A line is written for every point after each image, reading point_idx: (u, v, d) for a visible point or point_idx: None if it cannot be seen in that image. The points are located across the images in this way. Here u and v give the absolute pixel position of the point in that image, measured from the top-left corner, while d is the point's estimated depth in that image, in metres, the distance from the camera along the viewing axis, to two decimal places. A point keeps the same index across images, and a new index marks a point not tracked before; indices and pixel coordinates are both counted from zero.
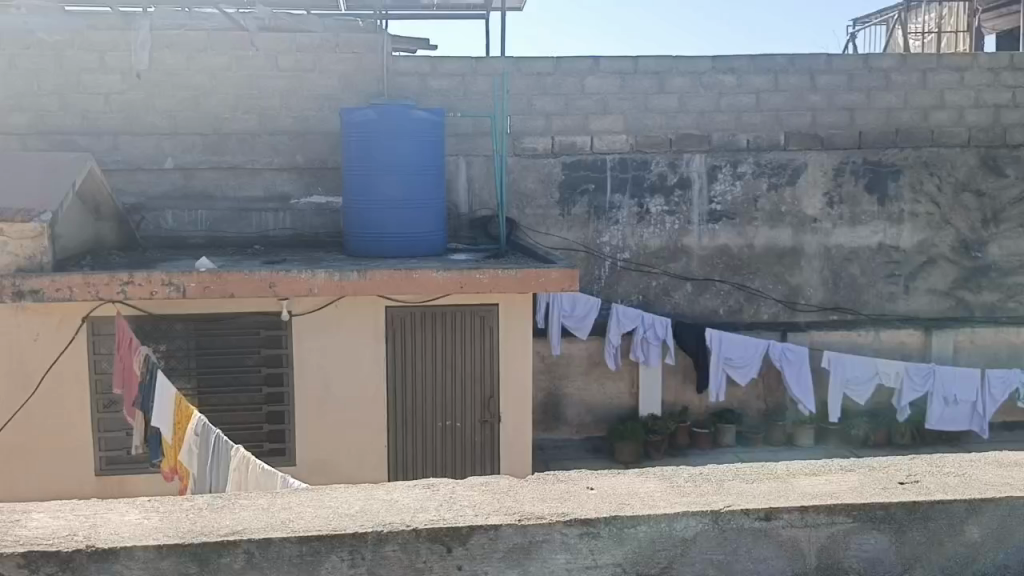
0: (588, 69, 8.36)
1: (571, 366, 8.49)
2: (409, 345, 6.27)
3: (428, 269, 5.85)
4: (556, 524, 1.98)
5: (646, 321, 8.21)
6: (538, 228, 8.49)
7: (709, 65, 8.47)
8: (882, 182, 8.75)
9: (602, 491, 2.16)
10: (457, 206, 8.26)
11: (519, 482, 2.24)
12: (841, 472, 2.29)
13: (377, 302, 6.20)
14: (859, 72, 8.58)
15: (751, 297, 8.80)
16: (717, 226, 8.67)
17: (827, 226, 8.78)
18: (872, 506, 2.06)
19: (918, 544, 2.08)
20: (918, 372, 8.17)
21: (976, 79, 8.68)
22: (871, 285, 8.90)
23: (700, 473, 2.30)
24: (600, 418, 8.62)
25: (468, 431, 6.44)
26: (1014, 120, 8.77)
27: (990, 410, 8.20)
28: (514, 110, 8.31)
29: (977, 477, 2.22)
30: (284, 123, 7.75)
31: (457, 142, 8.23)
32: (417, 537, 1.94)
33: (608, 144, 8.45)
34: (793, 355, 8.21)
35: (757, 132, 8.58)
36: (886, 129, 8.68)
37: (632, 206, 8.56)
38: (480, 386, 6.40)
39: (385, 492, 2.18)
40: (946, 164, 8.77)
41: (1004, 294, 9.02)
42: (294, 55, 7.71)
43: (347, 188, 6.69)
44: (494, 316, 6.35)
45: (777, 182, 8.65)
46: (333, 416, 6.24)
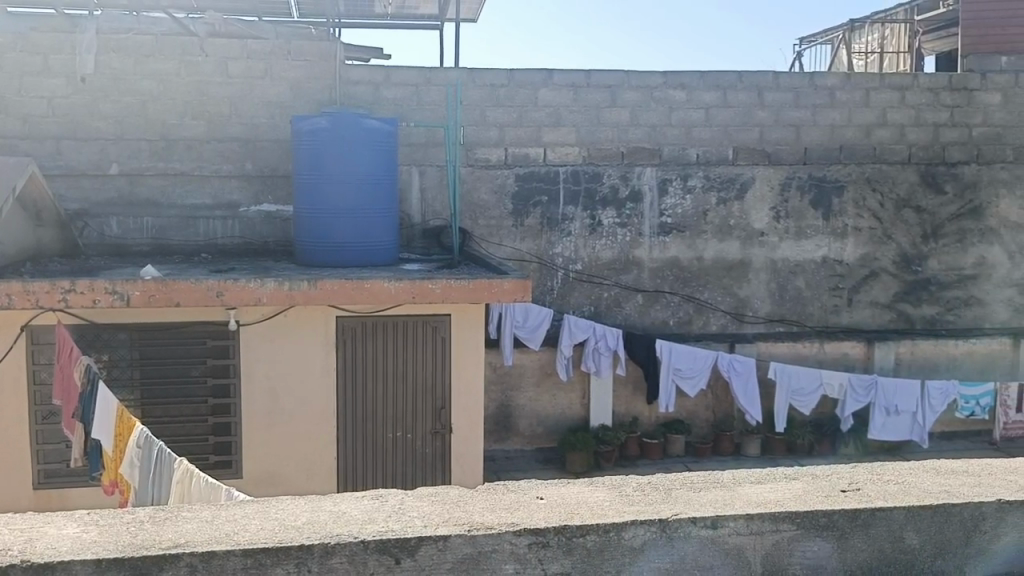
0: (541, 82, 8.42)
1: (523, 376, 8.49)
2: (360, 355, 6.22)
3: (380, 279, 5.81)
4: (506, 534, 1.98)
5: (597, 332, 8.27)
6: (491, 238, 8.50)
7: (661, 80, 8.59)
8: (826, 197, 8.96)
9: (551, 500, 2.17)
10: (409, 216, 8.23)
11: (469, 492, 2.23)
12: (785, 480, 2.33)
13: (327, 311, 6.14)
14: (805, 90, 8.79)
15: (700, 309, 8.93)
16: (667, 239, 8.78)
17: (773, 240, 8.95)
18: (816, 512, 2.10)
19: (859, 550, 2.12)
20: (861, 383, 8.36)
21: (917, 98, 8.95)
22: (816, 298, 9.10)
23: (649, 482, 2.32)
24: (551, 428, 8.64)
25: (418, 442, 6.41)
26: (952, 139, 9.06)
27: (929, 420, 8.42)
28: (467, 120, 8.32)
29: (916, 485, 2.28)
30: (234, 129, 7.65)
31: (410, 152, 8.21)
32: (365, 549, 1.92)
33: (561, 156, 8.52)
34: (740, 366, 8.35)
35: (706, 146, 8.73)
36: (831, 146, 8.90)
37: (584, 218, 8.64)
38: (432, 397, 6.36)
39: (332, 503, 2.15)
40: (888, 181, 9.02)
41: (943, 307, 9.29)
42: (245, 62, 7.62)
43: (298, 196, 6.61)
44: (446, 326, 6.32)
45: (725, 196, 8.80)
46: (281, 427, 6.15)
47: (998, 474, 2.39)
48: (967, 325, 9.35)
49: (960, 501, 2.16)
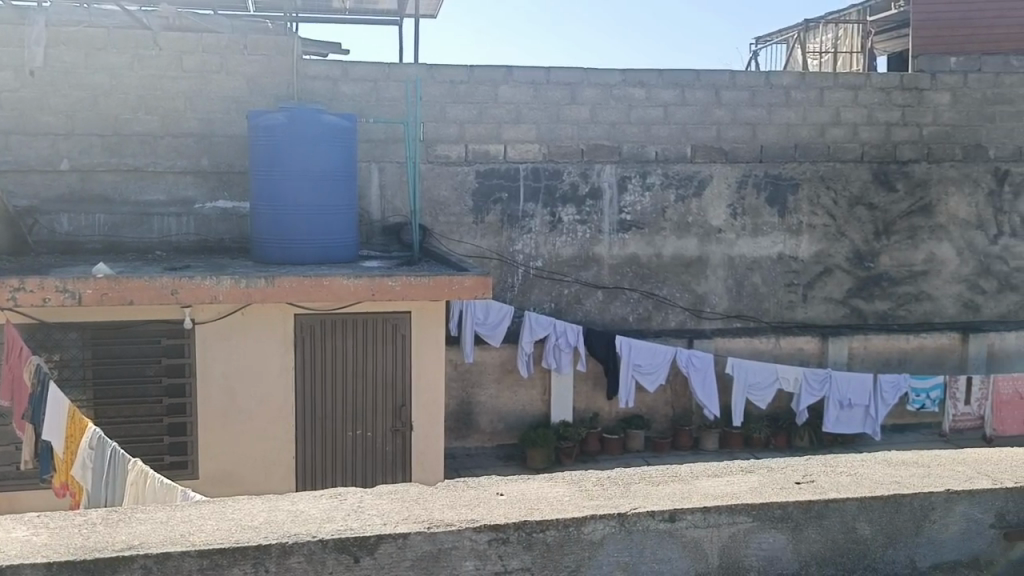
0: (501, 79, 8.42)
1: (483, 373, 8.49)
2: (319, 353, 6.16)
3: (339, 276, 5.76)
4: (466, 531, 1.98)
5: (558, 329, 8.30)
6: (451, 235, 8.48)
7: (620, 77, 8.64)
8: (781, 195, 9.10)
9: (511, 496, 2.17)
10: (368, 213, 8.17)
11: (429, 489, 2.23)
12: (741, 473, 2.36)
13: (285, 309, 6.07)
14: (761, 89, 8.91)
15: (658, 305, 9.01)
16: (627, 236, 8.85)
17: (730, 237, 9.06)
18: (771, 505, 2.14)
19: (813, 541, 2.16)
20: (815, 377, 8.51)
21: (869, 97, 9.13)
22: (772, 294, 9.24)
23: (608, 477, 2.34)
24: (512, 425, 8.65)
25: (379, 441, 6.38)
26: (903, 138, 9.26)
27: (882, 413, 8.61)
28: (426, 117, 8.28)
29: (868, 476, 2.33)
30: (189, 125, 7.52)
31: (369, 148, 8.15)
32: (323, 548, 1.91)
33: (521, 153, 8.53)
34: (698, 362, 8.44)
35: (665, 144, 8.80)
36: (786, 144, 9.04)
37: (544, 215, 8.66)
38: (392, 394, 6.33)
39: (290, 502, 2.13)
40: (842, 179, 9.20)
41: (894, 303, 9.49)
42: (200, 56, 7.49)
43: (256, 193, 6.53)
44: (406, 324, 6.29)
45: (683, 194, 8.89)
46: (239, 427, 6.07)
47: (946, 464, 2.45)
48: (917, 320, 9.57)
49: (910, 491, 2.22)
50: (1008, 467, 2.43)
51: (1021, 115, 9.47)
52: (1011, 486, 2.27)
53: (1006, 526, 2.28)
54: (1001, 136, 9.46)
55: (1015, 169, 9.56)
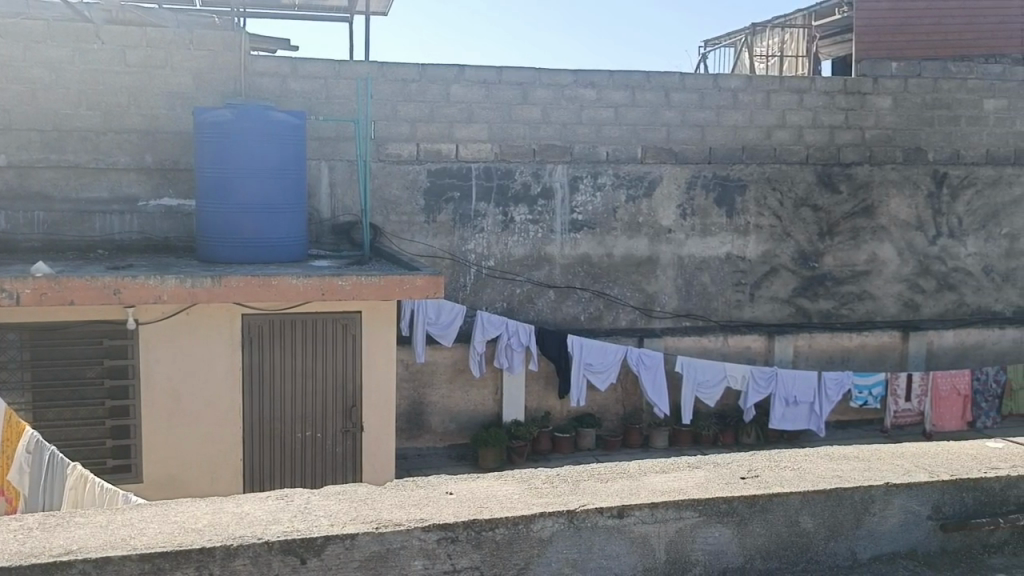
0: (453, 78, 8.39)
1: (435, 373, 8.45)
2: (267, 354, 6.07)
3: (287, 275, 5.66)
4: (414, 531, 1.96)
5: (510, 328, 8.31)
6: (403, 234, 8.43)
7: (571, 78, 8.68)
8: (729, 196, 9.24)
9: (460, 495, 2.17)
10: (318, 211, 8.08)
11: (377, 489, 2.21)
12: (688, 469, 2.39)
13: (232, 310, 5.96)
14: (709, 91, 9.03)
15: (609, 304, 9.08)
16: (578, 235, 8.90)
17: (680, 236, 9.18)
18: (717, 500, 2.17)
19: (758, 535, 2.20)
20: (762, 375, 8.66)
21: (814, 101, 9.32)
22: (720, 293, 9.38)
23: (557, 474, 2.35)
24: (464, 425, 8.64)
25: (329, 441, 6.31)
26: (847, 140, 9.47)
27: (826, 410, 8.80)
28: (377, 116, 8.22)
29: (811, 471, 2.38)
30: (131, 121, 7.35)
31: (318, 146, 8.06)
32: (269, 550, 1.88)
33: (473, 152, 8.52)
34: (648, 361, 8.53)
35: (616, 145, 8.87)
36: (733, 146, 9.18)
37: (496, 214, 8.67)
38: (342, 395, 6.27)
39: (235, 504, 2.09)
40: (787, 180, 9.37)
41: (838, 302, 9.72)
42: (144, 50, 7.32)
43: (201, 190, 6.41)
44: (356, 324, 6.23)
45: (634, 194, 8.97)
46: (184, 430, 5.94)
47: (885, 458, 2.51)
48: (860, 319, 9.81)
49: (851, 484, 2.27)
50: (943, 460, 2.50)
51: (959, 120, 9.77)
52: (947, 478, 2.34)
53: (942, 518, 2.35)
54: (939, 140, 9.75)
55: (952, 172, 9.84)
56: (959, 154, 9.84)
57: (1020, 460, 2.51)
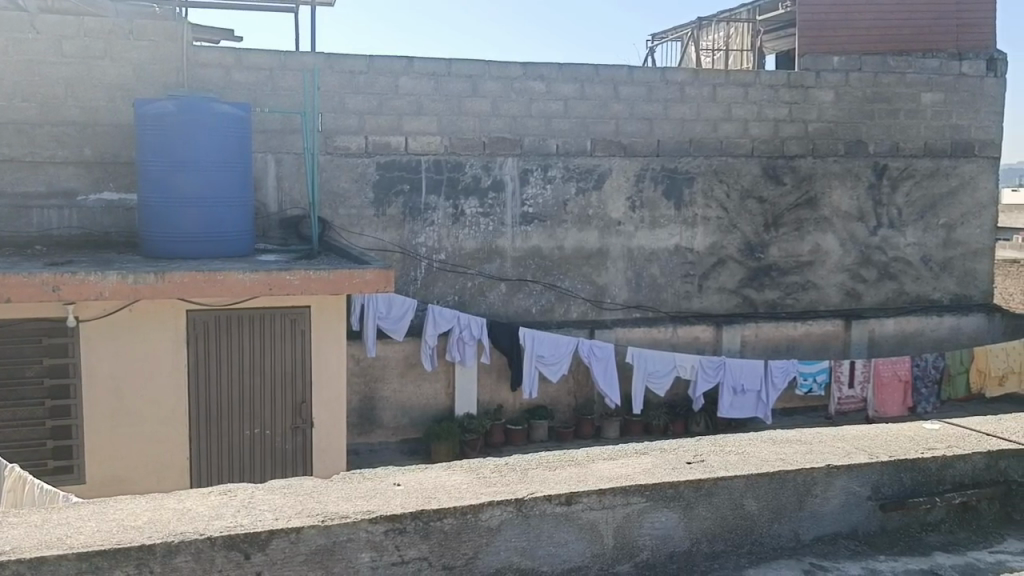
0: (401, 70, 8.33)
1: (387, 368, 8.40)
2: (213, 352, 5.97)
3: (233, 270, 5.55)
4: (361, 523, 1.95)
5: (461, 321, 8.30)
6: (352, 228, 8.35)
7: (520, 71, 8.67)
8: (677, 188, 9.34)
9: (408, 486, 2.15)
10: (265, 205, 7.96)
11: (323, 482, 2.19)
12: (635, 455, 2.41)
13: (177, 306, 5.84)
14: (657, 85, 9.11)
15: (561, 297, 9.12)
16: (529, 228, 8.91)
17: (629, 229, 9.24)
18: (663, 485, 2.19)
19: (703, 519, 2.23)
20: (710, 364, 8.78)
21: (759, 94, 9.46)
22: (669, 284, 9.48)
23: (506, 464, 2.35)
24: (416, 419, 8.60)
25: (278, 439, 6.22)
26: (791, 133, 9.65)
27: (772, 398, 8.96)
28: (324, 108, 8.11)
29: (755, 454, 2.42)
30: (70, 113, 7.14)
31: (264, 138, 7.92)
32: (212, 546, 1.85)
33: (422, 145, 8.46)
34: (600, 352, 8.59)
35: (565, 138, 8.89)
36: (682, 139, 9.28)
37: (446, 207, 8.64)
38: (292, 392, 6.18)
39: (177, 500, 2.05)
40: (734, 173, 9.52)
41: (783, 292, 9.90)
42: (81, 40, 7.12)
43: (143, 183, 6.27)
44: (305, 319, 6.14)
45: (584, 187, 9.02)
46: (128, 429, 5.81)
47: (828, 441, 2.57)
48: (805, 308, 10.01)
49: (793, 468, 2.31)
50: (882, 442, 2.57)
51: (898, 113, 10.01)
52: (886, 460, 2.40)
53: (882, 498, 2.41)
54: (879, 133, 9.98)
55: (892, 164, 10.10)
56: (899, 147, 10.09)
57: (955, 441, 2.59)
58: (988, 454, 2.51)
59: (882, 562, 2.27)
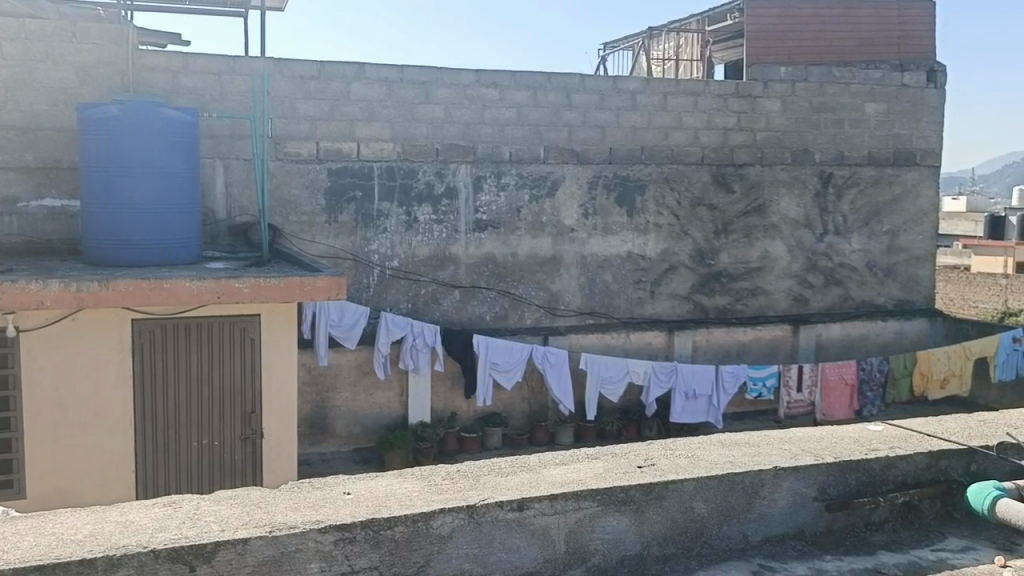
0: (353, 75, 8.27)
1: (339, 376, 8.31)
2: (159, 361, 5.83)
3: (180, 278, 5.44)
4: (310, 532, 1.92)
5: (415, 329, 8.26)
6: (303, 235, 8.25)
7: (473, 78, 8.69)
8: (629, 196, 9.43)
9: (359, 495, 2.13)
10: (213, 212, 7.82)
11: (271, 492, 2.15)
12: (587, 460, 2.42)
13: (122, 314, 5.70)
14: (609, 93, 9.19)
15: (515, 304, 9.13)
16: (483, 235, 8.92)
17: (582, 235, 9.30)
18: (614, 489, 2.20)
19: (654, 522, 2.25)
20: (663, 370, 8.86)
21: (708, 103, 9.61)
22: (622, 291, 9.56)
23: (457, 470, 2.34)
24: (369, 428, 8.52)
25: (227, 449, 6.10)
26: (739, 142, 9.81)
27: (723, 402, 9.08)
28: (275, 113, 8.02)
29: (705, 457, 2.45)
30: (10, 117, 6.93)
31: (213, 144, 7.80)
32: (156, 558, 1.80)
33: (375, 151, 8.42)
34: (554, 359, 8.60)
35: (518, 145, 8.92)
36: (634, 146, 9.37)
37: (400, 214, 8.59)
38: (241, 401, 6.06)
39: (119, 513, 2.00)
40: (684, 181, 9.64)
41: (733, 298, 10.05)
42: (22, 43, 6.94)
43: (87, 187, 6.11)
44: (255, 327, 6.03)
45: (537, 194, 9.05)
46: (72, 441, 5.65)
47: (775, 443, 2.61)
48: (754, 313, 10.18)
49: (742, 470, 2.35)
50: (828, 443, 2.62)
51: (843, 122, 10.25)
52: (831, 461, 2.45)
53: (827, 499, 2.46)
54: (825, 141, 10.21)
55: (838, 172, 10.33)
56: (844, 155, 10.32)
57: (897, 441, 2.66)
58: (929, 453, 2.58)
59: (829, 561, 2.31)
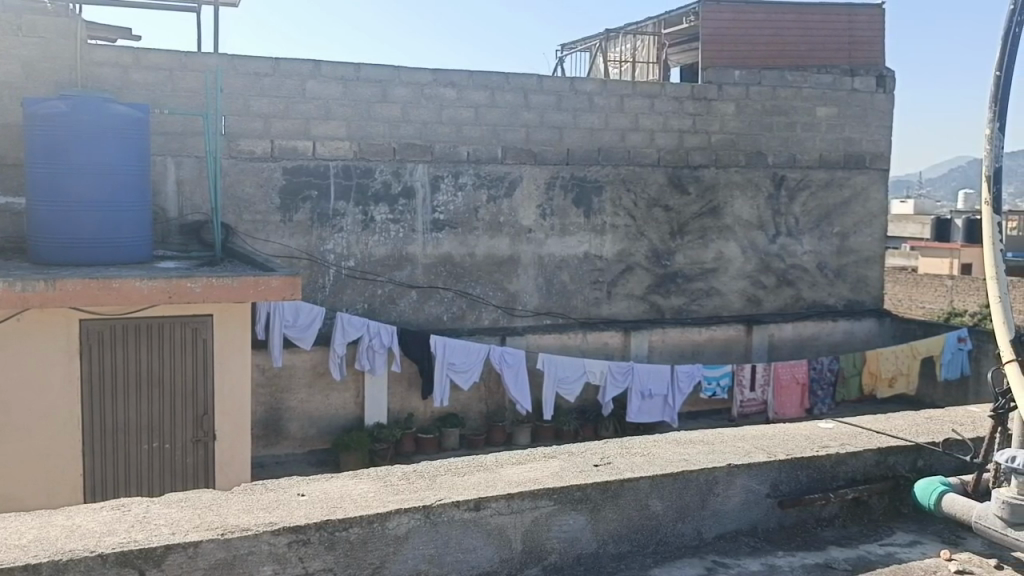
0: (308, 73, 8.18)
1: (294, 377, 8.20)
2: (108, 362, 5.70)
3: (130, 277, 5.32)
4: (263, 535, 1.89)
5: (371, 329, 8.21)
6: (257, 234, 8.13)
7: (431, 77, 8.65)
8: (587, 197, 9.48)
9: (313, 496, 2.10)
10: (164, 210, 7.68)
11: (223, 494, 2.11)
12: (543, 459, 2.42)
13: (69, 314, 5.56)
14: (566, 94, 9.23)
15: (472, 304, 9.12)
16: (440, 235, 8.89)
17: (540, 236, 9.33)
18: (570, 488, 2.20)
19: (611, 521, 2.26)
20: (619, 369, 8.92)
21: (664, 105, 9.70)
22: (579, 291, 9.60)
23: (414, 470, 2.33)
24: (324, 429, 8.43)
25: (178, 452, 5.97)
26: (695, 144, 9.93)
27: (678, 401, 9.17)
28: (228, 110, 7.90)
29: (660, 455, 2.47)
30: None
31: (164, 141, 7.67)
32: (104, 563, 1.76)
33: (331, 150, 8.34)
34: (511, 359, 8.61)
35: (476, 145, 8.91)
36: (591, 147, 9.42)
37: (356, 214, 8.52)
38: (192, 404, 5.94)
39: (65, 517, 1.95)
40: (641, 182, 9.72)
41: (688, 298, 10.17)
42: None
43: (34, 183, 5.94)
44: (208, 328, 5.91)
45: (495, 194, 9.05)
46: (16, 444, 5.49)
47: (729, 441, 2.64)
48: (708, 313, 10.31)
49: (697, 467, 2.37)
50: (780, 440, 2.66)
51: (795, 126, 10.43)
52: (783, 458, 2.50)
53: (780, 495, 2.50)
54: (778, 144, 10.38)
55: (790, 174, 10.51)
56: (796, 158, 10.51)
57: (848, 438, 2.71)
58: (877, 451, 2.64)
59: (781, 557, 2.35)
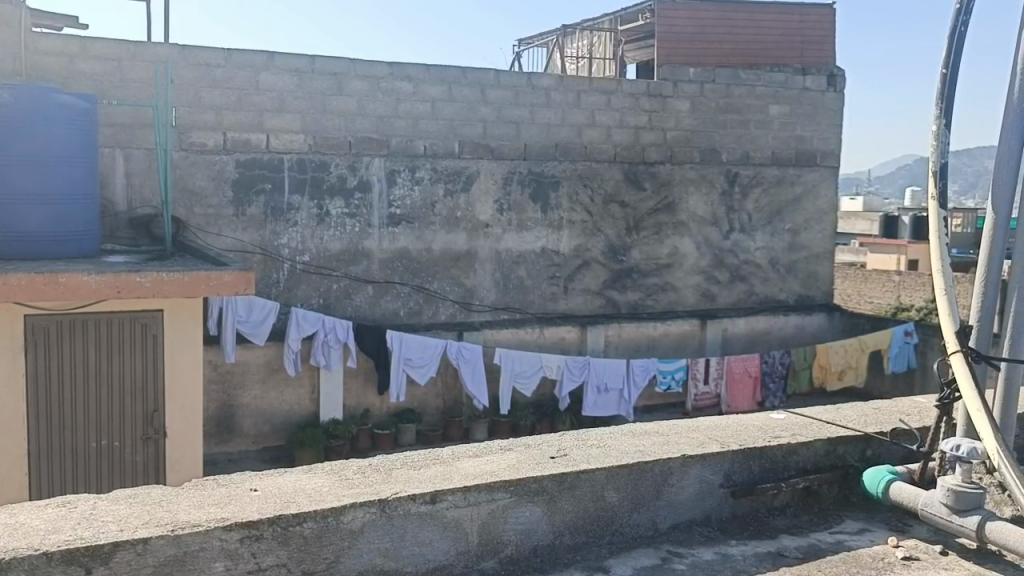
0: (262, 65, 8.06)
1: (248, 374, 8.09)
2: (53, 358, 5.55)
3: (78, 271, 5.17)
4: (213, 531, 1.85)
5: (326, 325, 8.13)
6: (209, 228, 8.00)
7: (386, 70, 8.58)
8: (543, 192, 9.49)
9: (266, 491, 2.07)
10: (112, 203, 7.51)
11: (174, 490, 2.07)
12: (500, 452, 2.42)
13: (13, 310, 5.40)
14: (523, 89, 9.23)
15: (429, 298, 9.09)
16: (396, 230, 8.83)
17: (497, 231, 9.32)
18: (527, 480, 2.21)
19: (566, 512, 2.27)
20: (575, 364, 8.97)
21: (620, 102, 9.75)
22: (536, 286, 9.63)
23: (369, 464, 2.31)
24: (279, 426, 8.32)
25: (127, 450, 5.84)
26: (651, 140, 10.01)
27: (633, 396, 9.24)
28: (178, 101, 7.75)
29: (615, 447, 2.49)
30: None
31: (112, 133, 7.48)
32: (49, 561, 1.71)
33: (285, 143, 8.21)
34: (469, 355, 8.58)
35: (432, 140, 8.87)
36: (548, 143, 9.43)
37: (311, 208, 8.42)
38: (142, 401, 5.80)
39: (7, 515, 1.89)
40: (597, 177, 9.77)
41: (644, 293, 10.26)
42: None
43: None
44: (157, 323, 5.79)
45: (451, 189, 9.03)
46: None
47: (683, 432, 2.67)
48: (663, 308, 10.42)
49: (653, 459, 2.39)
50: (734, 432, 2.70)
51: (748, 124, 10.58)
52: (736, 449, 2.53)
53: (733, 485, 2.53)
54: (731, 142, 10.51)
55: (743, 171, 10.66)
56: (749, 155, 10.66)
57: (799, 428, 2.76)
58: (827, 441, 2.70)
59: (733, 546, 2.38)
